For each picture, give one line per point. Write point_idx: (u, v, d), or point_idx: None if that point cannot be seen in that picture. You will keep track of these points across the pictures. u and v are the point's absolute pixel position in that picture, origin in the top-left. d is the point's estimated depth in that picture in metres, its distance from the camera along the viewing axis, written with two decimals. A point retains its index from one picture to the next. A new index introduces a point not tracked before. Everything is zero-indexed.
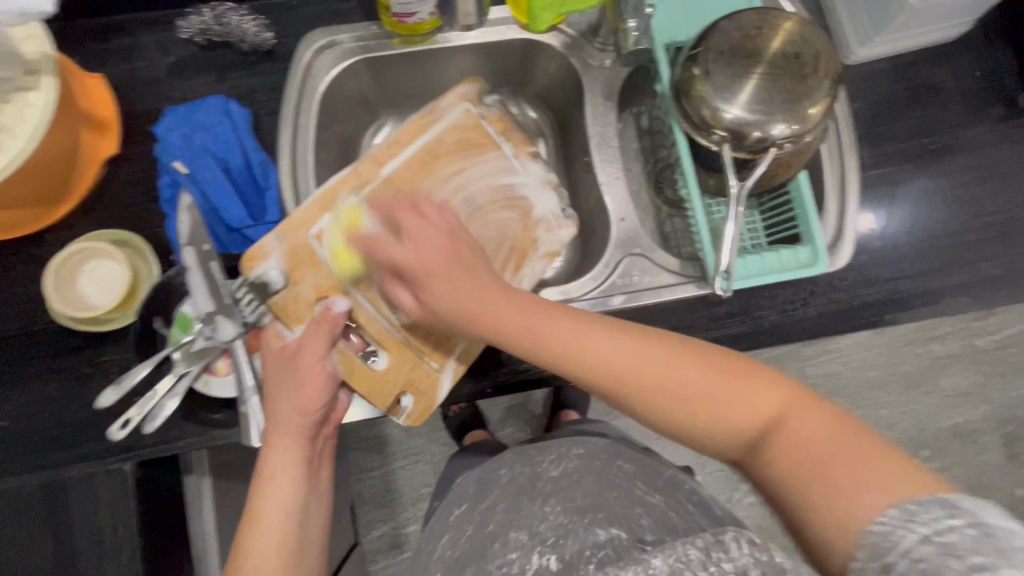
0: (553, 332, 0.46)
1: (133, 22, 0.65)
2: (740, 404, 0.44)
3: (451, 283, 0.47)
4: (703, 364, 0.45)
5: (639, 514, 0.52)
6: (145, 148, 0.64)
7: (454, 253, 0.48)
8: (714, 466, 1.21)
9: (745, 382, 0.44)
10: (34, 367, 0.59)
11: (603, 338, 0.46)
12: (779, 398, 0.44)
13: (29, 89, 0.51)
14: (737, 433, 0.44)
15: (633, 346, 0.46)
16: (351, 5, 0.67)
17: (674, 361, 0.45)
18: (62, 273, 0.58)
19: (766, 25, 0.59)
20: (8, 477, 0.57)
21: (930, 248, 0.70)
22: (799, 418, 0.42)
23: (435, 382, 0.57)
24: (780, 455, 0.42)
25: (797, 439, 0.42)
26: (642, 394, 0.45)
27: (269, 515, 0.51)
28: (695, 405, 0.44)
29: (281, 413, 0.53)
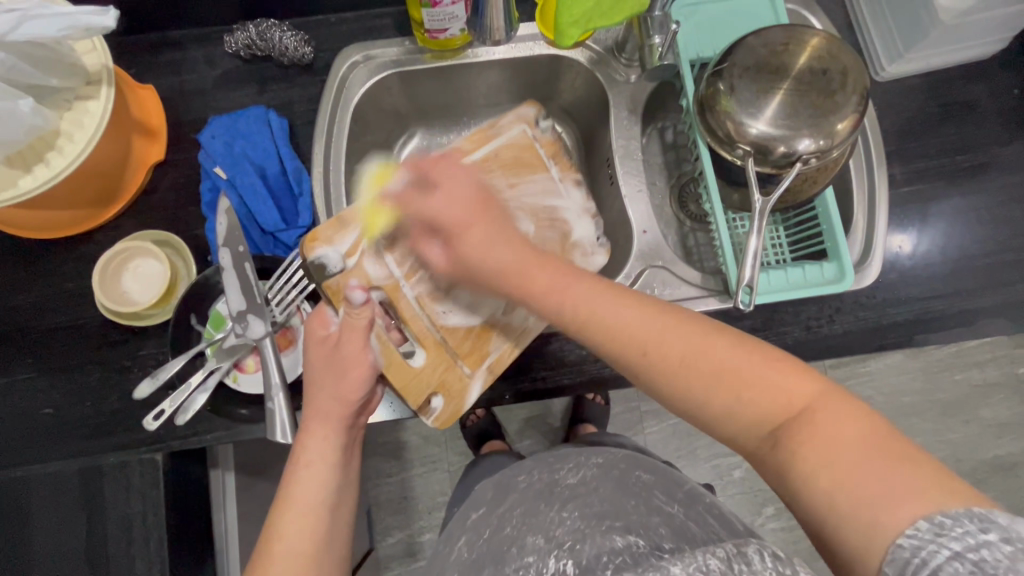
0: (574, 302, 0.46)
1: (184, 38, 0.69)
2: (769, 391, 0.41)
3: (482, 235, 0.50)
4: (729, 340, 0.44)
5: (657, 523, 0.53)
6: (189, 155, 0.68)
7: (478, 212, 0.50)
8: (736, 488, 1.18)
9: (767, 367, 0.42)
10: (78, 358, 0.62)
11: (622, 307, 0.45)
12: (812, 387, 0.41)
13: (89, 98, 0.55)
14: (759, 419, 0.42)
15: (657, 320, 0.45)
16: (385, 22, 0.70)
17: (695, 339, 0.44)
18: (108, 271, 0.62)
19: (793, 42, 0.59)
20: (48, 461, 0.60)
21: (964, 269, 0.68)
22: (831, 412, 0.39)
23: (465, 387, 0.57)
24: (797, 443, 0.39)
25: (819, 428, 0.39)
26: (662, 367, 0.44)
27: (302, 500, 0.49)
28: (722, 386, 0.42)
29: (321, 401, 0.53)
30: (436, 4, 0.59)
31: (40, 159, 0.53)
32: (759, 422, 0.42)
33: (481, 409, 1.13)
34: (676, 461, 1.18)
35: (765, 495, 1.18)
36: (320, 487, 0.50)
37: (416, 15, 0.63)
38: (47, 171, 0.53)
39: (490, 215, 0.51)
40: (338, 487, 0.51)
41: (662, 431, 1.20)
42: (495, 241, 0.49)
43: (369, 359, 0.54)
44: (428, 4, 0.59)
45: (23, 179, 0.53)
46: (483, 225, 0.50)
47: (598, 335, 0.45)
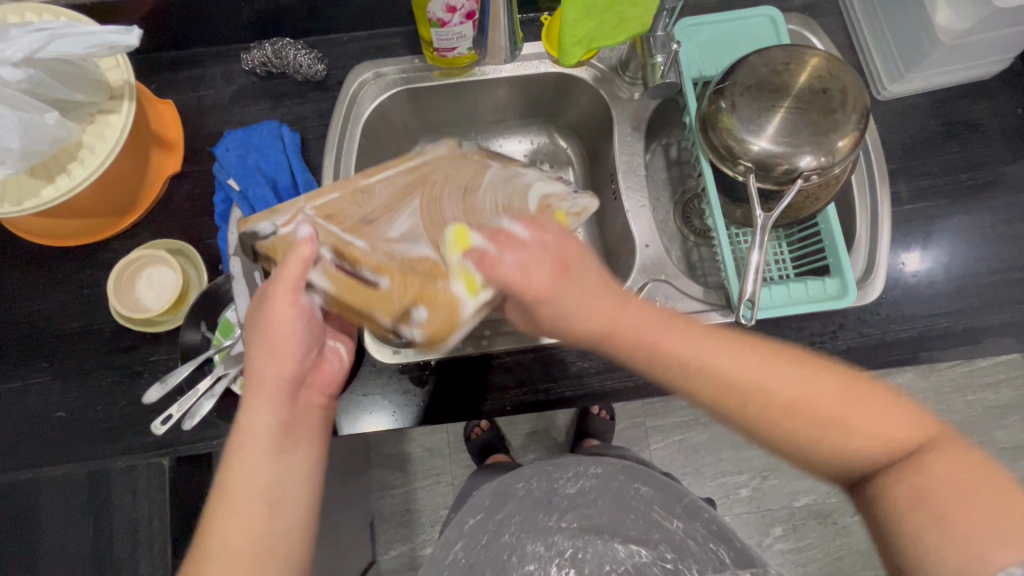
0: (668, 344, 0.46)
1: (204, 56, 0.72)
2: (884, 437, 0.42)
3: (570, 295, 0.48)
4: (841, 385, 0.44)
5: (657, 539, 0.63)
6: (204, 166, 0.70)
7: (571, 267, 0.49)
8: (744, 507, 1.16)
9: (881, 410, 0.43)
10: (91, 363, 0.64)
11: (733, 352, 0.45)
12: (924, 430, 0.43)
13: (111, 112, 0.57)
14: (865, 466, 0.43)
15: (757, 360, 0.45)
16: (395, 40, 0.72)
17: (808, 379, 0.44)
18: (122, 280, 0.64)
19: (793, 61, 0.60)
20: (58, 464, 0.61)
21: (970, 286, 0.68)
22: (942, 456, 0.41)
23: (450, 296, 0.52)
24: (899, 485, 0.42)
25: (928, 476, 0.41)
26: (768, 419, 0.44)
27: (239, 483, 0.44)
28: (834, 430, 0.43)
29: (256, 368, 0.48)
30: (445, 24, 0.61)
31: (63, 169, 0.56)
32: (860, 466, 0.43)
33: (485, 422, 1.14)
34: (682, 479, 1.17)
35: (773, 515, 1.16)
36: (256, 466, 0.45)
37: (425, 35, 0.65)
38: (68, 181, 0.55)
39: (574, 266, 0.49)
40: (277, 474, 0.45)
41: (667, 448, 1.19)
42: (593, 303, 0.48)
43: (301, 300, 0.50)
44: (436, 24, 0.61)
45: (45, 189, 0.55)
46: (570, 285, 0.48)
47: (705, 379, 0.45)
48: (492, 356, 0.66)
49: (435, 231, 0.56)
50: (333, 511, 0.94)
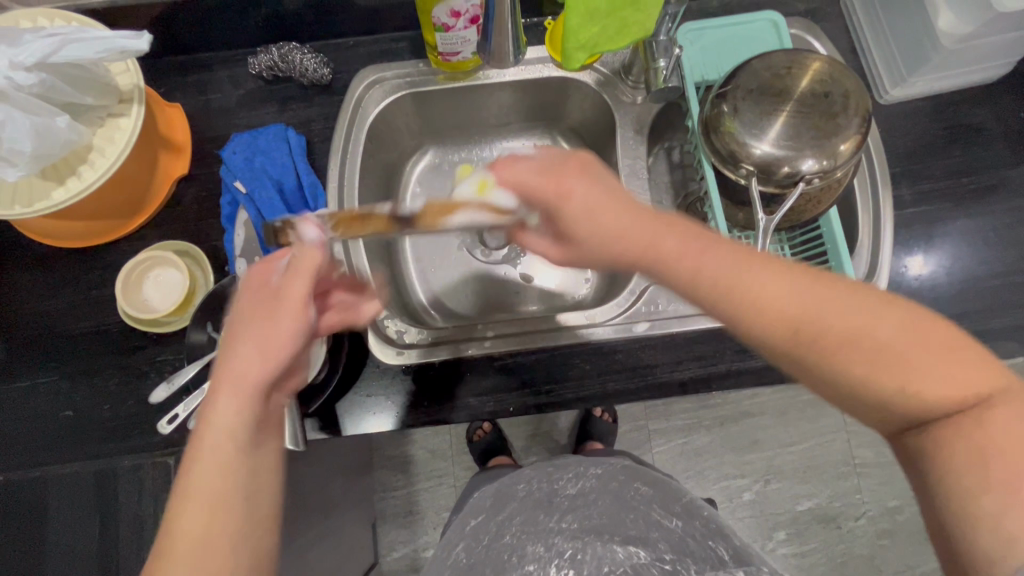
0: (709, 268, 0.43)
1: (212, 60, 0.73)
2: (945, 381, 0.38)
3: (594, 204, 0.45)
4: (899, 322, 0.40)
5: (656, 538, 0.64)
6: (211, 169, 0.71)
7: (599, 179, 0.47)
8: (746, 511, 1.16)
9: (947, 355, 0.39)
10: (99, 363, 0.65)
11: (778, 278, 0.42)
12: (991, 381, 0.38)
13: (120, 115, 0.58)
14: (920, 414, 0.39)
15: (807, 289, 0.41)
16: (401, 45, 0.73)
17: (862, 311, 0.41)
18: (130, 280, 0.64)
19: (795, 65, 0.60)
20: (65, 463, 0.62)
21: (972, 290, 0.68)
22: (1012, 410, 0.36)
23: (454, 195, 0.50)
24: (955, 440, 0.37)
25: (995, 431, 0.36)
26: (814, 350, 0.41)
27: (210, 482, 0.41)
28: (886, 373, 0.39)
29: (238, 361, 0.43)
30: (449, 28, 0.62)
31: (72, 172, 0.56)
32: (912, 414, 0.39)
33: (488, 424, 1.14)
34: (685, 482, 1.17)
35: (776, 519, 1.15)
36: (230, 461, 0.41)
37: (429, 39, 0.66)
38: (78, 183, 0.56)
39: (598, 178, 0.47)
40: (253, 471, 0.42)
41: (670, 451, 1.19)
42: (617, 211, 0.45)
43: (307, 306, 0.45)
44: (440, 29, 0.62)
45: (55, 191, 0.56)
46: (587, 193, 0.46)
47: (741, 301, 0.42)
48: (494, 358, 0.66)
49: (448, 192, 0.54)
50: (335, 512, 0.94)
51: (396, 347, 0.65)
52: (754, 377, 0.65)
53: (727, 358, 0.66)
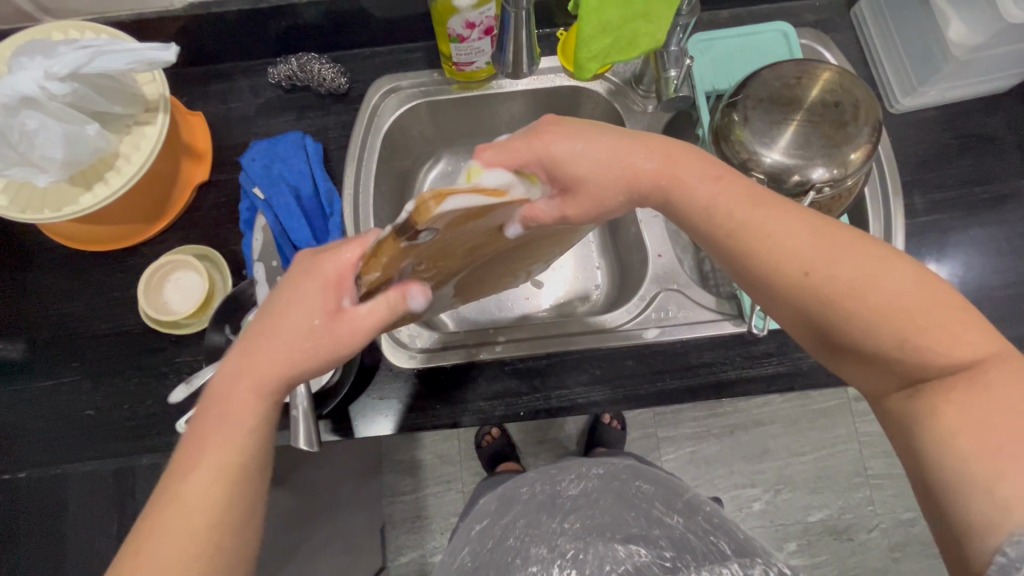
0: (728, 207, 0.46)
1: (233, 70, 0.75)
2: (950, 340, 0.39)
3: (598, 147, 0.48)
4: (913, 277, 0.41)
5: (657, 535, 0.65)
6: (230, 176, 0.72)
7: (605, 136, 0.49)
8: (756, 521, 1.15)
9: (955, 316, 0.39)
10: (119, 363, 0.66)
11: (793, 222, 0.44)
12: (990, 346, 0.38)
13: (147, 123, 0.60)
14: (917, 368, 0.39)
15: (826, 238, 0.43)
16: (416, 55, 0.75)
17: (878, 264, 0.41)
18: (151, 283, 0.66)
19: (805, 75, 0.61)
20: (86, 460, 0.63)
21: (984, 299, 0.67)
22: (1005, 375, 0.37)
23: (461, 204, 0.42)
24: (950, 401, 0.37)
25: (990, 394, 0.36)
26: (824, 296, 0.42)
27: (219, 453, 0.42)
28: (889, 325, 0.40)
29: (291, 354, 0.45)
30: (464, 39, 0.64)
31: (100, 178, 0.58)
32: (909, 370, 0.40)
33: (496, 429, 1.15)
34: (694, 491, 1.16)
35: (786, 530, 1.14)
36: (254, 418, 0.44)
37: (444, 49, 0.67)
38: (105, 189, 0.58)
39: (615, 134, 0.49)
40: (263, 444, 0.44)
41: (679, 459, 1.18)
42: (619, 152, 0.48)
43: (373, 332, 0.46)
44: (456, 40, 0.64)
45: (83, 196, 0.58)
46: (581, 141, 0.49)
47: (755, 238, 0.44)
48: (505, 362, 0.67)
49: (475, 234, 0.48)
50: (344, 515, 0.95)
51: (408, 351, 0.67)
52: (764, 384, 0.66)
53: (736, 365, 0.66)
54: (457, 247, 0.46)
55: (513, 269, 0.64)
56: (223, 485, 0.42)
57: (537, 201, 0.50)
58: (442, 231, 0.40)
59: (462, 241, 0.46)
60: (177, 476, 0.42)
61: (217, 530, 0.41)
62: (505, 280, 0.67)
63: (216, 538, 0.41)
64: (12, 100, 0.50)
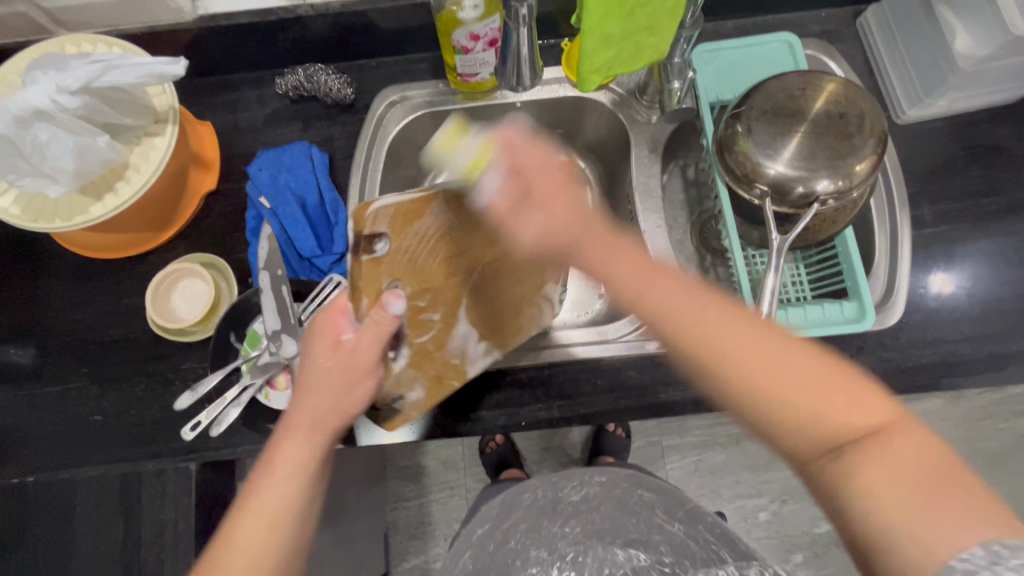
0: (645, 287, 0.42)
1: (241, 80, 0.76)
2: (850, 410, 0.40)
3: (557, 201, 0.43)
4: (806, 353, 0.41)
5: (658, 541, 0.65)
6: (237, 185, 0.73)
7: (567, 185, 0.45)
8: (762, 532, 1.14)
9: (847, 386, 0.40)
10: (127, 369, 0.67)
11: (712, 305, 0.42)
12: (885, 410, 0.40)
13: (156, 134, 0.61)
14: (828, 441, 0.40)
15: (730, 318, 0.41)
16: (422, 66, 0.75)
17: (775, 342, 0.41)
18: (158, 291, 0.67)
19: (810, 87, 0.61)
20: (93, 465, 0.64)
21: (993, 312, 0.67)
22: (902, 436, 0.39)
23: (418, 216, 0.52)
24: (865, 462, 0.39)
25: (894, 459, 0.38)
26: (737, 376, 0.40)
27: (264, 506, 0.46)
28: (803, 401, 0.40)
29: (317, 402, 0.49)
30: (468, 51, 0.64)
31: (110, 188, 0.59)
32: (826, 439, 0.40)
33: (500, 436, 1.15)
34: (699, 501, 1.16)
35: (793, 541, 1.13)
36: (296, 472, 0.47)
37: (448, 61, 0.68)
38: (114, 199, 0.59)
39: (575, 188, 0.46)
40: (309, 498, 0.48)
41: (684, 468, 1.17)
42: (567, 198, 0.44)
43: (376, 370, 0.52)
44: (461, 52, 0.65)
45: (93, 206, 0.59)
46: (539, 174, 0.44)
47: (681, 325, 0.41)
48: (506, 372, 0.67)
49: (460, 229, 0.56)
50: (347, 521, 0.95)
51: None
52: None
53: None
54: (428, 262, 0.55)
55: (522, 293, 0.63)
56: (268, 529, 0.45)
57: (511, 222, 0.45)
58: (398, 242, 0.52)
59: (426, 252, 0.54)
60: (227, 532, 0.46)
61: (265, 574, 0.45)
62: (522, 314, 0.64)
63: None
64: (24, 111, 0.51)
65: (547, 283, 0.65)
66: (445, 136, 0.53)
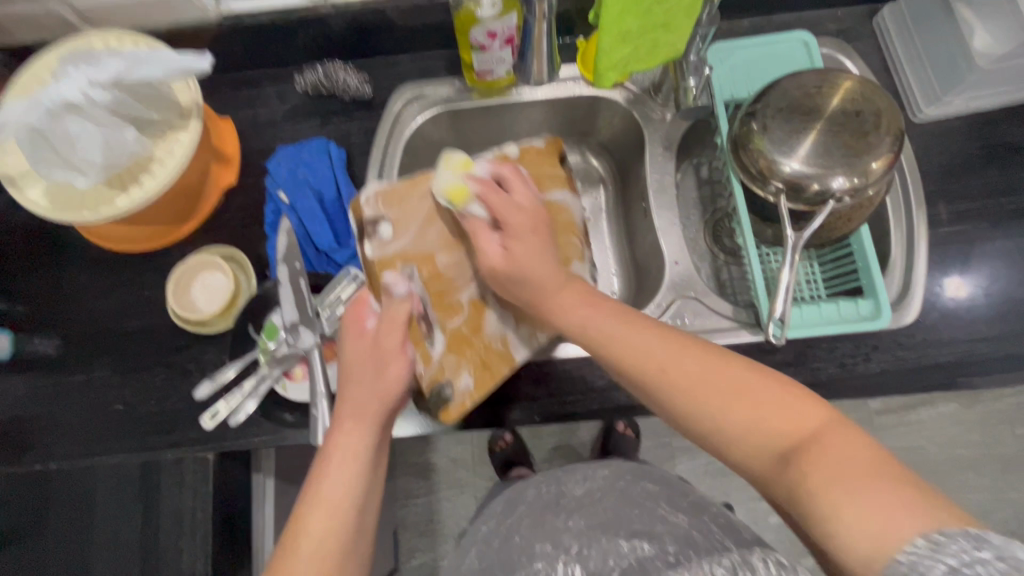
0: (595, 322, 0.52)
1: (261, 77, 0.77)
2: (782, 414, 0.44)
3: (529, 245, 0.55)
4: (743, 371, 0.47)
5: (662, 531, 0.61)
6: (256, 179, 0.74)
7: (538, 224, 0.57)
8: (773, 535, 1.13)
9: (779, 394, 0.46)
10: (147, 359, 0.69)
11: (646, 334, 0.50)
12: (819, 417, 0.44)
13: (180, 129, 0.62)
14: (772, 446, 0.44)
15: (670, 342, 0.50)
16: (438, 63, 0.76)
17: (709, 363, 0.48)
18: (179, 283, 0.68)
19: (826, 85, 0.61)
20: (114, 453, 0.66)
21: (1011, 312, 0.66)
22: (838, 437, 0.42)
23: (413, 197, 0.63)
24: (810, 468, 0.41)
25: (830, 454, 0.41)
26: (680, 398, 0.47)
27: (328, 496, 0.47)
28: (736, 408, 0.46)
29: (358, 394, 0.51)
30: (485, 48, 0.65)
31: (135, 181, 0.61)
32: (773, 447, 0.44)
33: (510, 434, 1.15)
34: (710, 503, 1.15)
35: (805, 545, 1.13)
36: (352, 463, 0.48)
37: (465, 58, 0.68)
38: (139, 191, 0.60)
39: (546, 232, 0.57)
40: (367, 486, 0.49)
41: (695, 469, 1.17)
42: (538, 243, 0.56)
43: (405, 354, 0.52)
44: (477, 49, 0.65)
45: (119, 198, 0.60)
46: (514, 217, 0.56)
47: (619, 347, 0.50)
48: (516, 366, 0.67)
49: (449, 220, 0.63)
50: None
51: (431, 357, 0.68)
52: None
53: None
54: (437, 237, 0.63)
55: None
56: (328, 517, 0.46)
57: (488, 245, 0.56)
58: (399, 222, 0.63)
59: (430, 231, 0.63)
60: (295, 525, 0.47)
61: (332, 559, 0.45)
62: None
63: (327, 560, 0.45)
64: (57, 105, 0.53)
65: (573, 259, 0.64)
66: (424, 192, 0.63)
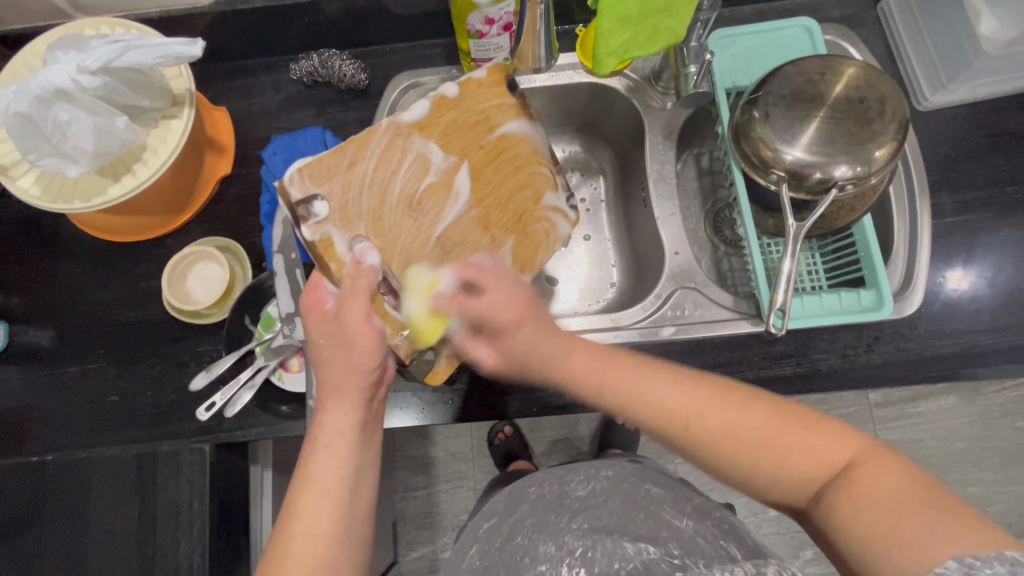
0: (612, 384, 0.50)
1: (256, 66, 0.76)
2: (810, 451, 0.44)
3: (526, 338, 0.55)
4: (767, 413, 0.46)
5: (667, 538, 0.61)
6: (251, 170, 0.74)
7: (522, 313, 0.55)
8: (772, 528, 1.13)
9: (808, 431, 0.45)
10: (142, 351, 0.68)
11: (665, 385, 0.49)
12: (853, 447, 0.44)
13: (173, 117, 0.61)
14: (803, 481, 0.45)
15: (698, 393, 0.48)
16: (436, 52, 0.75)
17: (733, 412, 0.47)
18: (174, 274, 0.68)
19: (829, 71, 0.60)
20: (110, 444, 0.65)
21: (1015, 303, 0.65)
22: (871, 468, 0.42)
23: (344, 165, 0.55)
24: (841, 501, 0.42)
25: (866, 492, 0.41)
26: (706, 443, 0.47)
27: (323, 477, 0.47)
28: (766, 454, 0.45)
29: (332, 375, 0.50)
30: (483, 34, 0.64)
31: (128, 170, 0.60)
32: (807, 480, 0.44)
33: (509, 427, 1.15)
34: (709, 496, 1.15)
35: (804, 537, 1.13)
36: (341, 438, 0.48)
37: (462, 45, 0.68)
38: (132, 180, 0.60)
39: (536, 312, 0.56)
40: (360, 464, 0.49)
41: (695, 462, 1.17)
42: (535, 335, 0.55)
43: (373, 323, 0.51)
44: (474, 35, 0.64)
45: (112, 187, 0.59)
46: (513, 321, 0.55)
47: (640, 407, 0.49)
48: None
49: (399, 176, 0.56)
50: None
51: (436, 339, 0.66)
52: (782, 385, 0.65)
53: (752, 365, 0.66)
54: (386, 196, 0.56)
55: (518, 210, 0.60)
56: (321, 495, 0.46)
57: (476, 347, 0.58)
58: (334, 197, 0.54)
59: (371, 193, 0.55)
60: (289, 509, 0.46)
61: (332, 543, 0.45)
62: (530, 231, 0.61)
63: (333, 545, 0.45)
64: (47, 92, 0.52)
65: (545, 193, 0.61)
66: (357, 159, 0.55)
